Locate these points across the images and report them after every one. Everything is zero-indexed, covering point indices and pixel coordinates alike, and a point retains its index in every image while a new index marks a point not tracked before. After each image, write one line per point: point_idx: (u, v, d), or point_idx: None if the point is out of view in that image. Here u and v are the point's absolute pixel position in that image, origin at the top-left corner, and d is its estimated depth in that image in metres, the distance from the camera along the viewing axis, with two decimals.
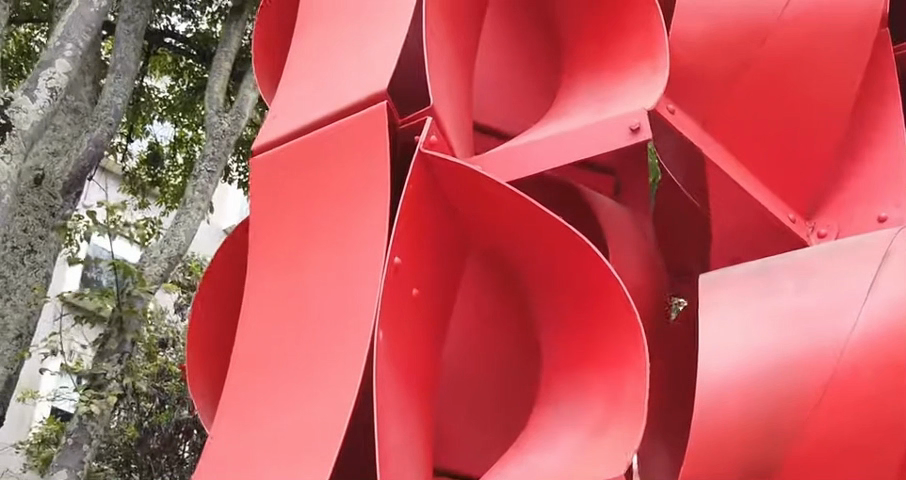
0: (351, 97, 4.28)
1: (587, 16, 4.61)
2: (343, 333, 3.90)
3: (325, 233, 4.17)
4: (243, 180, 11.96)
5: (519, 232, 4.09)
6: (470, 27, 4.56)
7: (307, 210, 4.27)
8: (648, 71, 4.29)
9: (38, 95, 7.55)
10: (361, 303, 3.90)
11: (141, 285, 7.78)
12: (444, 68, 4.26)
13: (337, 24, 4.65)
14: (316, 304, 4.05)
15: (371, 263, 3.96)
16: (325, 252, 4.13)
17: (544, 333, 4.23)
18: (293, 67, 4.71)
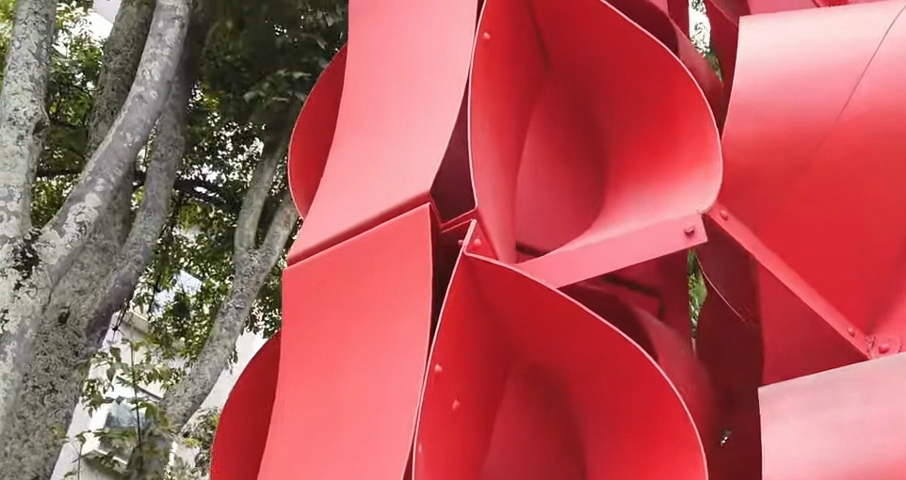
0: (393, 200, 4.08)
1: (634, 118, 4.42)
2: (382, 444, 3.66)
3: (361, 338, 3.97)
4: (268, 329, 11.68)
5: (567, 343, 3.84)
6: (514, 132, 4.44)
7: (342, 317, 4.07)
8: (704, 177, 4.10)
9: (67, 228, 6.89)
10: (401, 412, 3.67)
11: (163, 424, 7.28)
12: (488, 171, 4.12)
13: (371, 119, 4.41)
14: (352, 414, 3.82)
15: (411, 371, 3.73)
16: (362, 358, 3.93)
17: (593, 453, 3.94)
18: (328, 168, 4.49)
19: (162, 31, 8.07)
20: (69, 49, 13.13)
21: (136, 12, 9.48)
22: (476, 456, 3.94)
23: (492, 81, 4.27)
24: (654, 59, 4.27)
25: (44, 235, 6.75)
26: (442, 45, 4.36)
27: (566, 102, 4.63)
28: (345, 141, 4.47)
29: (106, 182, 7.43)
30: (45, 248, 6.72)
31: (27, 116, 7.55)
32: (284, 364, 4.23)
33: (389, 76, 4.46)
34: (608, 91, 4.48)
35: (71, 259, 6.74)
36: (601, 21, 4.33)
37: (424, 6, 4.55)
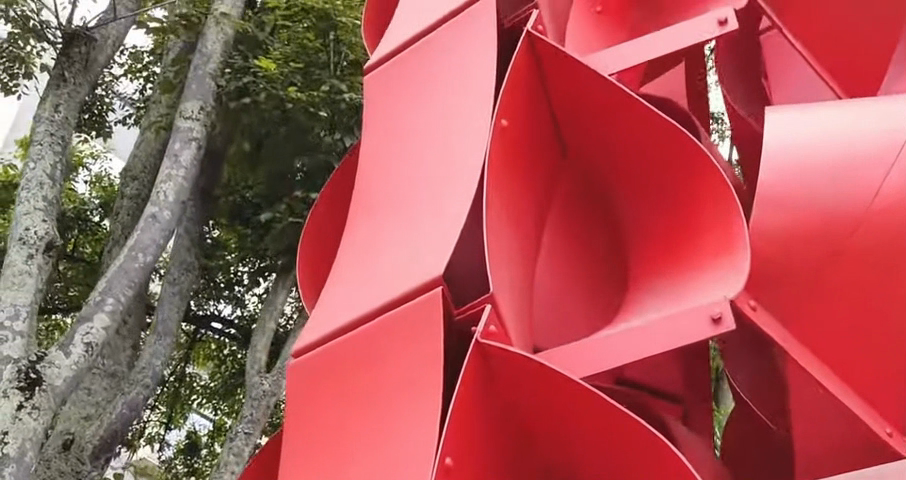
0: (405, 287, 3.89)
1: (655, 205, 4.19)
2: None
3: (367, 429, 3.74)
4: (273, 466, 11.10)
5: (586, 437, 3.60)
6: (532, 220, 4.26)
7: (348, 407, 3.86)
8: (729, 267, 3.88)
9: (73, 350, 6.63)
10: None
11: None
12: (504, 256, 3.94)
13: (387, 208, 4.27)
14: None
15: (421, 461, 3.49)
16: (367, 449, 3.69)
17: None
18: (344, 259, 4.34)
19: (177, 153, 7.81)
20: (89, 185, 13.03)
21: (154, 137, 9.27)
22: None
23: (509, 167, 4.11)
24: (674, 144, 4.08)
25: (48, 356, 6.50)
26: (456, 130, 4.21)
27: (583, 190, 4.41)
28: (361, 232, 4.33)
29: (116, 302, 7.04)
30: (50, 368, 6.48)
31: (36, 235, 7.46)
32: (287, 459, 4.00)
33: (403, 165, 4.32)
34: (625, 177, 4.28)
35: (77, 381, 6.49)
36: (619, 106, 4.13)
37: (437, 90, 4.40)
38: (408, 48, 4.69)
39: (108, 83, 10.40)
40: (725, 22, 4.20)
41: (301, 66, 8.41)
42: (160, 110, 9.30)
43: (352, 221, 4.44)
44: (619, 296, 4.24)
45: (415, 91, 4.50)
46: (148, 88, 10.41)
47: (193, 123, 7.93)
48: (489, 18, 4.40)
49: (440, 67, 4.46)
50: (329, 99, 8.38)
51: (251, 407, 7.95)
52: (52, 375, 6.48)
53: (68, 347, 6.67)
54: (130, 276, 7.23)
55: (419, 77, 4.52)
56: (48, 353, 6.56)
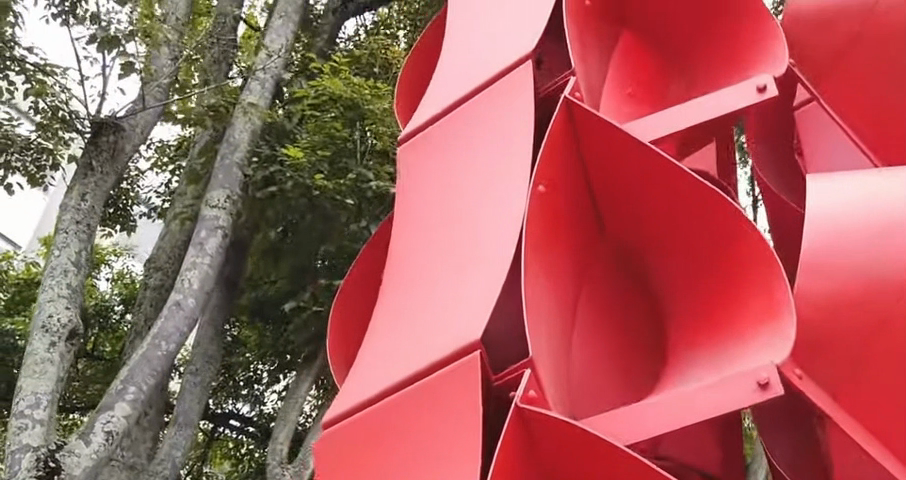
0: (440, 350, 3.82)
1: (693, 272, 4.10)
2: None
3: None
4: None
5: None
6: (570, 285, 4.16)
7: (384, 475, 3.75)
8: (775, 333, 3.80)
9: (93, 438, 6.48)
10: None
11: None
12: (544, 321, 3.87)
13: (422, 274, 4.21)
14: None
15: None
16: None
17: None
18: (379, 326, 4.28)
19: (203, 239, 7.76)
20: (110, 281, 12.84)
21: (178, 229, 9.19)
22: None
23: (548, 232, 4.05)
24: (709, 210, 4.00)
25: (67, 445, 6.32)
26: (492, 195, 4.16)
27: (616, 258, 4.32)
28: (396, 299, 4.27)
29: (138, 390, 6.91)
30: (69, 457, 6.31)
31: (60, 323, 7.11)
32: None
33: (439, 231, 4.27)
34: (662, 243, 4.18)
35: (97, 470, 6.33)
36: (655, 171, 4.05)
37: (472, 155, 4.37)
38: (441, 115, 4.65)
39: (133, 177, 10.49)
40: (765, 88, 4.20)
41: (329, 153, 8.42)
42: (185, 202, 9.24)
43: (386, 287, 4.38)
44: (657, 365, 4.20)
45: (449, 157, 4.47)
46: (174, 181, 10.53)
47: (219, 212, 7.88)
48: (525, 84, 4.36)
49: (475, 132, 4.42)
50: (355, 187, 8.39)
51: None
52: (72, 464, 6.31)
53: (88, 437, 6.52)
54: (152, 365, 7.10)
55: (453, 143, 4.49)
56: (68, 442, 6.41)
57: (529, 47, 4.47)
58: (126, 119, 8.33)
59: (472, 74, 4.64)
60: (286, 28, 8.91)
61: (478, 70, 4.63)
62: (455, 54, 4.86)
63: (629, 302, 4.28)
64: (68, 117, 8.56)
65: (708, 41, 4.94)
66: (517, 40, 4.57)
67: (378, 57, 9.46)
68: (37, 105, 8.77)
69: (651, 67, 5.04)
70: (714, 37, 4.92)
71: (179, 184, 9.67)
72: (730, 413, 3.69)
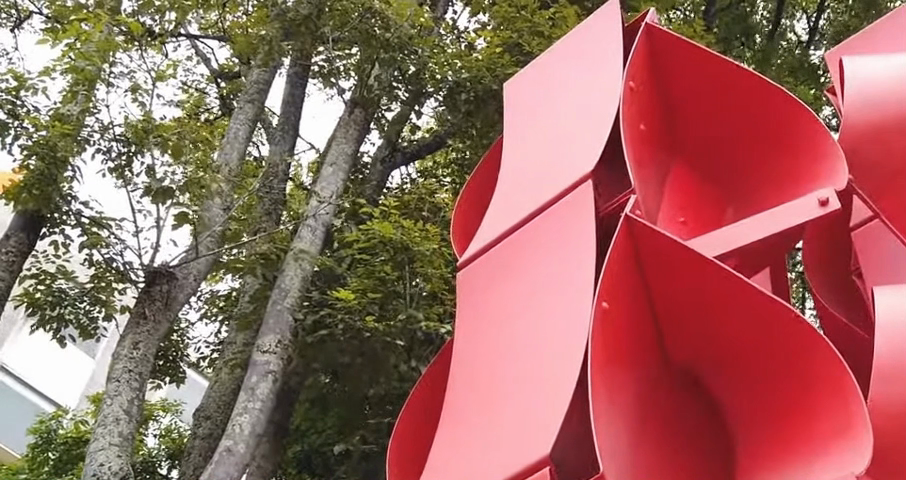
0: (512, 466, 3.81)
1: (758, 394, 4.01)
2: None
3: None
4: None
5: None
6: (640, 393, 4.11)
7: None
8: (854, 446, 3.73)
9: None
10: None
11: None
12: (614, 435, 3.85)
13: (486, 390, 4.23)
14: None
15: None
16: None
17: None
18: (442, 447, 4.26)
19: (254, 385, 7.56)
20: (157, 437, 12.06)
21: (228, 377, 9.08)
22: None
23: (613, 344, 4.03)
24: (778, 319, 3.96)
25: None
26: (558, 312, 4.19)
27: (671, 384, 4.19)
28: (460, 420, 4.26)
29: None
30: None
31: (112, 470, 6.83)
32: None
33: (505, 350, 4.30)
34: (726, 365, 4.09)
35: None
36: (722, 284, 4.02)
37: (534, 278, 4.43)
38: (502, 239, 4.74)
39: (182, 328, 10.58)
40: (827, 201, 4.49)
41: (379, 295, 8.45)
42: (235, 349, 9.19)
43: (449, 408, 4.37)
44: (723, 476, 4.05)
45: (514, 279, 4.52)
46: (223, 331, 10.61)
47: (270, 355, 7.77)
48: (587, 206, 4.44)
49: (537, 253, 4.48)
50: (405, 328, 8.37)
51: None
52: None
53: None
54: None
55: (515, 267, 4.56)
56: None
57: (588, 169, 4.55)
58: (178, 268, 8.03)
59: (533, 198, 4.73)
60: (336, 177, 9.00)
61: (537, 196, 4.71)
62: (514, 182, 4.95)
63: (689, 417, 4.14)
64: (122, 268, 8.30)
65: (765, 162, 4.93)
66: (576, 163, 4.65)
67: (427, 202, 9.68)
68: (91, 256, 8.56)
69: (703, 190, 5.00)
70: (770, 158, 4.93)
71: (230, 332, 9.63)
72: None
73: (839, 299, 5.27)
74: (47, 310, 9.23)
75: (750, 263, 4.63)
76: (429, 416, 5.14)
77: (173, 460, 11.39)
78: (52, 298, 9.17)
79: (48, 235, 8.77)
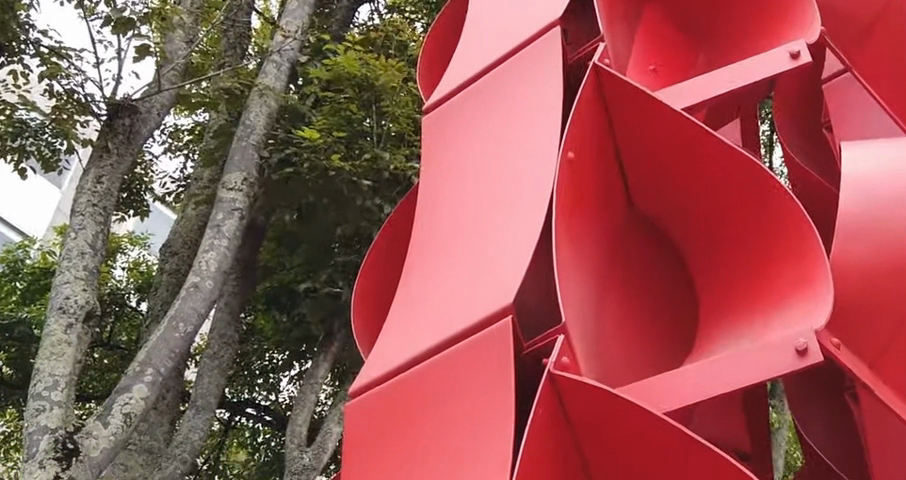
0: (465, 320, 3.82)
1: (728, 250, 4.05)
2: None
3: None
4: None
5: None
6: (602, 246, 4.12)
7: (424, 432, 3.73)
8: (810, 298, 3.72)
9: (112, 420, 5.94)
10: None
11: None
12: (576, 290, 3.85)
13: (451, 238, 4.22)
14: None
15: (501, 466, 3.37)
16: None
17: None
18: (406, 296, 4.27)
19: (220, 222, 7.38)
20: (126, 269, 11.84)
21: (194, 214, 9.03)
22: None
23: (578, 194, 4.00)
24: (744, 176, 3.94)
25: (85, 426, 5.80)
26: (524, 164, 4.14)
27: (644, 241, 4.29)
28: (426, 268, 4.25)
29: (157, 372, 6.31)
30: (86, 439, 5.78)
31: (77, 305, 6.43)
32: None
33: (468, 202, 4.27)
34: (696, 222, 4.15)
35: (115, 452, 5.78)
36: (692, 140, 3.98)
37: (500, 124, 4.38)
38: (469, 85, 4.70)
39: (147, 162, 10.44)
40: (799, 54, 4.35)
41: (345, 135, 8.30)
42: (200, 185, 9.17)
43: (413, 257, 4.38)
44: (691, 335, 4.15)
45: (478, 127, 4.49)
46: (189, 164, 10.54)
47: (236, 193, 7.58)
48: (554, 54, 4.39)
49: (504, 100, 4.45)
50: (372, 169, 8.26)
51: None
52: (89, 447, 5.76)
53: (106, 418, 5.97)
54: (170, 345, 6.51)
55: (482, 113, 4.51)
56: (85, 424, 5.89)
57: (555, 16, 4.48)
58: (142, 101, 7.69)
59: (500, 46, 4.66)
60: (302, 11, 8.83)
61: (506, 42, 4.64)
62: (483, 29, 4.86)
63: (655, 273, 4.25)
64: (83, 99, 8.06)
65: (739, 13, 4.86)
66: (545, 11, 4.57)
67: (394, 39, 9.51)
68: (51, 86, 8.29)
69: (674, 39, 4.95)
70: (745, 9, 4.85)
71: (195, 168, 9.57)
72: (762, 381, 3.55)
73: (799, 143, 5.18)
74: (8, 141, 9.08)
75: (715, 112, 4.63)
76: (395, 265, 5.19)
77: (142, 293, 11.32)
78: (13, 130, 9.03)
79: (7, 65, 8.53)
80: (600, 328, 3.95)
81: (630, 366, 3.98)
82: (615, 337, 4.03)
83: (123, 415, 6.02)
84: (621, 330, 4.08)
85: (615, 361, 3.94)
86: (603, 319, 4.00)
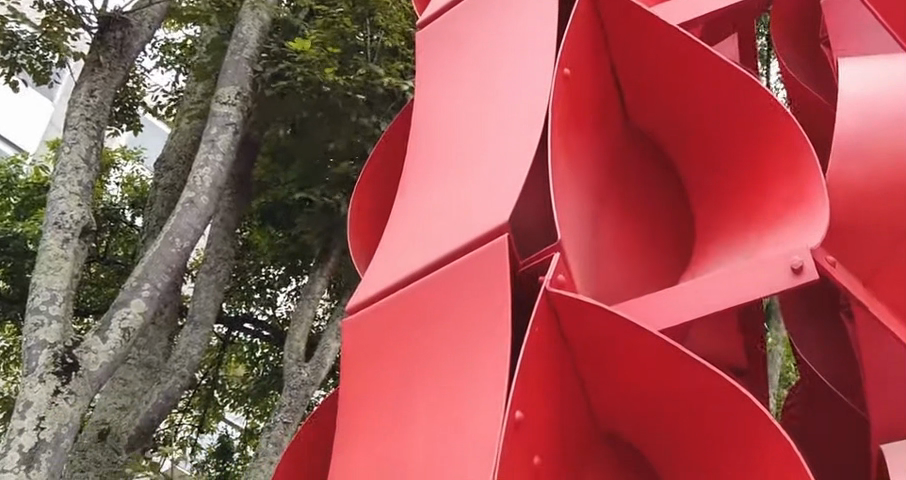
0: (456, 241, 3.83)
1: (723, 167, 4.05)
2: (471, 450, 3.31)
3: (426, 399, 3.59)
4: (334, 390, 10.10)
5: (664, 403, 3.43)
6: (597, 163, 4.11)
7: (420, 350, 3.74)
8: (803, 214, 3.72)
9: (111, 334, 5.91)
10: (486, 428, 3.30)
11: None
12: (572, 208, 3.85)
13: (445, 155, 4.21)
14: (436, 432, 3.47)
15: (497, 383, 3.39)
16: (428, 417, 3.54)
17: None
18: (401, 214, 4.26)
19: (214, 137, 7.33)
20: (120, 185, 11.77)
21: (188, 128, 8.99)
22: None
23: (573, 110, 3.98)
24: (740, 93, 3.92)
25: (84, 341, 5.78)
26: (520, 81, 4.13)
27: (641, 159, 4.30)
28: (420, 185, 4.24)
29: (154, 288, 6.32)
30: (86, 354, 5.77)
31: (73, 220, 6.41)
32: (353, 399, 3.94)
33: (462, 123, 4.25)
34: (692, 139, 4.15)
35: (116, 367, 5.79)
36: (689, 55, 3.97)
37: (496, 41, 4.37)
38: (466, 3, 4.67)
39: (139, 76, 10.35)
40: None
41: (338, 50, 8.22)
42: (194, 99, 9.11)
43: (407, 175, 4.37)
44: (686, 253, 4.16)
45: (473, 43, 4.46)
46: (182, 78, 10.46)
47: (230, 108, 7.52)
48: None
49: (501, 18, 4.43)
50: (366, 84, 8.23)
51: (290, 395, 7.38)
52: (89, 362, 5.76)
53: (105, 333, 5.96)
54: (168, 260, 6.51)
55: (479, 30, 4.49)
56: (84, 339, 5.86)
57: None
58: (133, 15, 7.57)
59: None
60: None
61: None
62: None
63: (651, 191, 4.26)
64: (74, 13, 7.98)
65: None
66: None
67: None
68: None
69: None
70: None
71: (187, 83, 9.51)
72: (757, 298, 3.57)
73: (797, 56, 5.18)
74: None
75: (712, 29, 4.60)
76: (392, 185, 5.19)
77: (138, 209, 11.31)
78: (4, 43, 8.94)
79: None
80: (595, 245, 3.95)
81: (625, 284, 4.00)
82: (611, 254, 4.04)
83: (122, 330, 6.02)
84: (616, 247, 4.08)
85: (611, 278, 3.96)
86: (598, 236, 4.00)
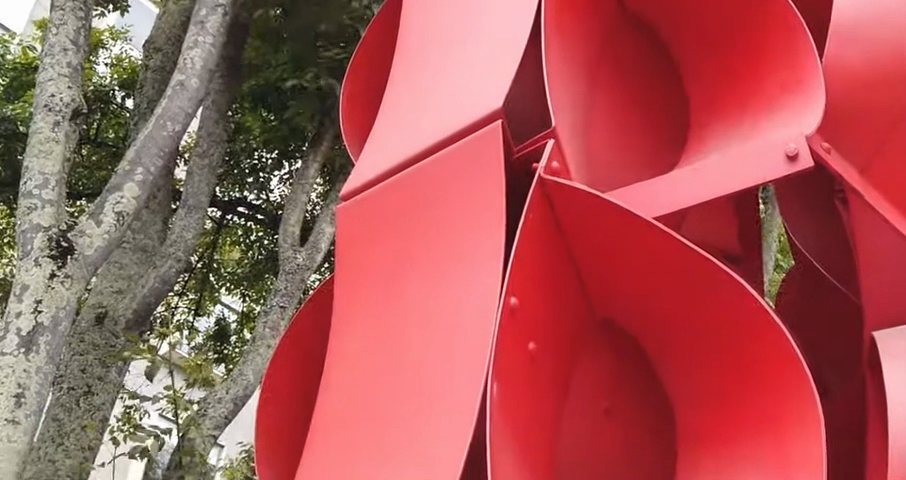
0: (444, 131, 3.80)
1: (719, 52, 4.02)
2: (465, 336, 3.34)
3: (420, 287, 3.60)
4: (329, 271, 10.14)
5: (658, 289, 3.46)
6: (592, 49, 4.07)
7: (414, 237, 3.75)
8: (797, 98, 3.71)
9: (104, 218, 5.92)
10: (481, 315, 3.33)
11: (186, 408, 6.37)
12: (567, 95, 3.83)
13: (436, 41, 4.17)
14: (430, 319, 3.50)
15: (493, 271, 3.40)
16: (422, 306, 3.56)
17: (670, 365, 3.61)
18: (392, 99, 4.23)
19: (204, 18, 7.16)
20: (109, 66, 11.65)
21: (177, 9, 8.86)
22: (552, 423, 3.51)
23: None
24: None
25: (78, 226, 5.79)
26: None
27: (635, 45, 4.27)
28: (412, 71, 4.20)
29: (147, 173, 6.31)
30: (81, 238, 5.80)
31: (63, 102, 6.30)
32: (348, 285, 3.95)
33: (454, 12, 4.20)
34: (687, 24, 4.11)
35: (110, 251, 5.81)
36: None
37: None
38: None
39: None
40: None
41: None
42: None
43: (399, 61, 4.33)
44: (681, 138, 4.15)
45: None
46: None
47: None
48: None
49: None
50: None
51: (286, 280, 7.44)
52: (83, 246, 5.78)
53: (98, 217, 5.96)
54: (159, 145, 6.48)
55: None
56: (78, 223, 5.87)
57: None
58: None
59: None
60: None
61: None
62: None
63: (645, 76, 4.23)
64: None
65: None
66: None
67: None
68: None
69: None
70: None
71: None
72: (753, 185, 3.58)
73: None
74: None
75: None
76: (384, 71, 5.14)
77: (128, 90, 11.21)
78: None
79: None
80: (590, 132, 3.94)
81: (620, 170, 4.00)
82: (605, 140, 4.03)
83: (115, 214, 6.01)
84: (610, 133, 4.07)
85: (605, 164, 3.95)
86: (593, 122, 3.98)
